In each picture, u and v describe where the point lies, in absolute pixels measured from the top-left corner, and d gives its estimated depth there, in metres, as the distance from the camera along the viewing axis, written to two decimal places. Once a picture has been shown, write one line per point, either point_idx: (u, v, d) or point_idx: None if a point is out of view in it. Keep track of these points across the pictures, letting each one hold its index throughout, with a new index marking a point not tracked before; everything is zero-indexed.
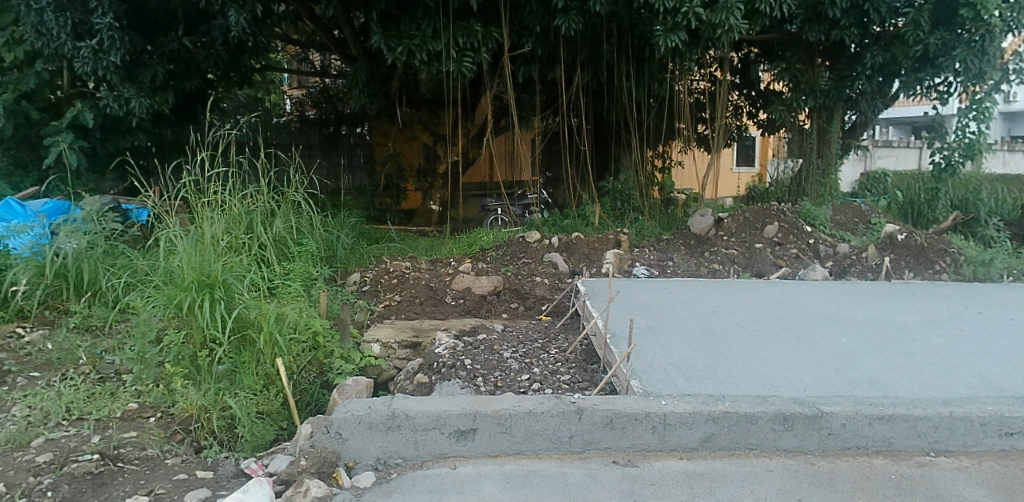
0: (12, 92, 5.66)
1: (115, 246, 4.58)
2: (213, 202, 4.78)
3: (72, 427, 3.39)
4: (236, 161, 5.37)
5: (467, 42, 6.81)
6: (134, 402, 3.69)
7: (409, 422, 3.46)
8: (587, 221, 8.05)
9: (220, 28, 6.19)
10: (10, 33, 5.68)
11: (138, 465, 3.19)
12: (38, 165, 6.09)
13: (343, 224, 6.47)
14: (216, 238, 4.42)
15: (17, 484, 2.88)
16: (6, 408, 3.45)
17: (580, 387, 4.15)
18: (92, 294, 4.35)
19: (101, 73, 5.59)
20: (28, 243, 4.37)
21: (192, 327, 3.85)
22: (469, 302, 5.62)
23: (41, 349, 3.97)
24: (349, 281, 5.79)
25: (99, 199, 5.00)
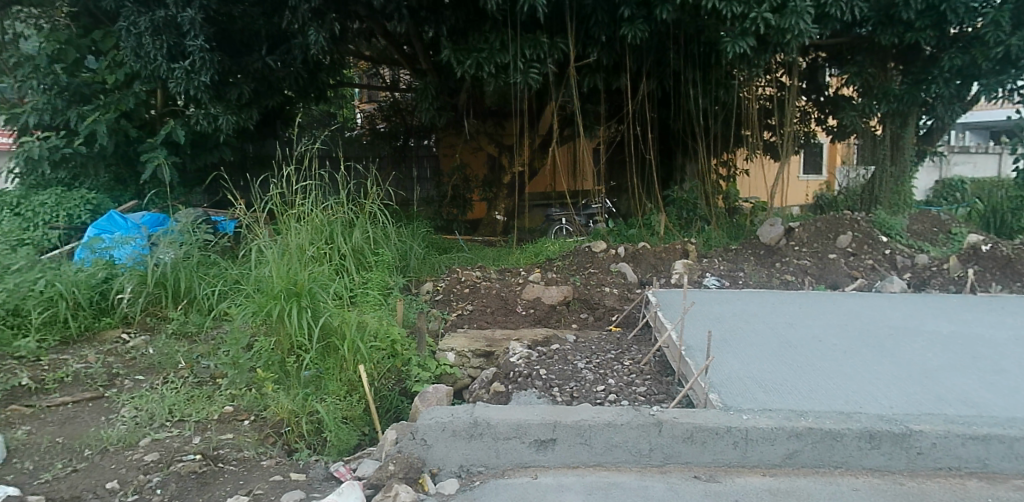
0: (114, 112, 6.05)
1: (208, 256, 4.82)
2: (297, 214, 4.99)
3: (175, 428, 3.53)
4: (317, 175, 5.58)
5: (534, 53, 6.85)
6: (230, 405, 3.84)
7: (491, 430, 3.50)
8: (653, 231, 7.97)
9: (300, 46, 6.45)
10: (112, 56, 6.10)
11: (237, 466, 3.32)
12: (136, 180, 6.50)
13: (414, 233, 6.61)
14: (302, 248, 4.63)
15: (129, 482, 3.02)
16: (114, 409, 3.59)
17: (657, 399, 4.12)
18: (188, 302, 4.58)
19: (193, 92, 5.91)
20: (132, 254, 4.65)
21: (281, 333, 4.03)
22: (539, 311, 5.63)
23: (144, 353, 4.16)
24: (423, 290, 5.89)
25: (192, 212, 5.27)
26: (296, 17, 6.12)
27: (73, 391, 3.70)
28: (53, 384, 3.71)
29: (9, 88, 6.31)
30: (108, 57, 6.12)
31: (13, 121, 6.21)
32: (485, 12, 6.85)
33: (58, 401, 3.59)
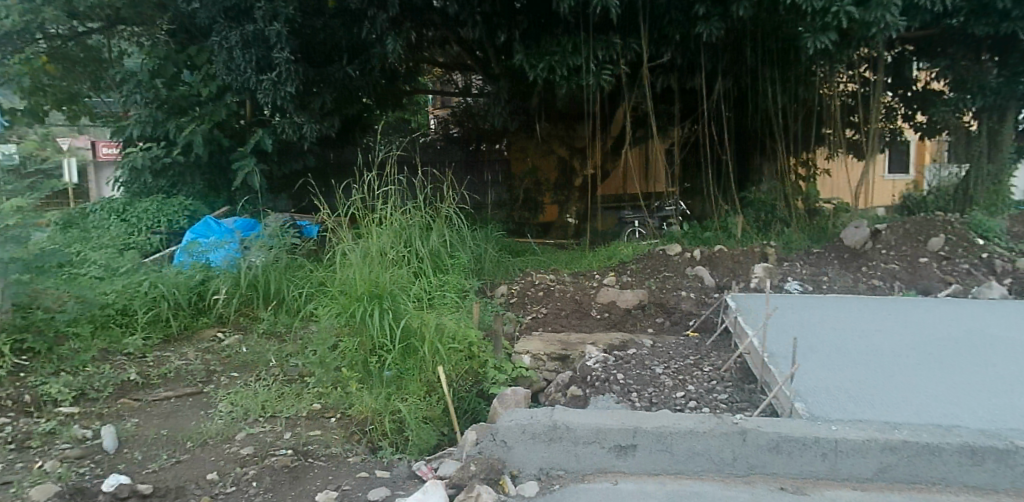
0: (208, 122, 6.39)
1: (295, 259, 5.05)
2: (377, 218, 5.14)
3: (267, 424, 3.68)
4: (395, 181, 5.73)
5: (606, 55, 6.79)
6: (317, 402, 3.98)
7: (570, 433, 3.48)
8: (730, 233, 7.75)
9: (378, 55, 6.64)
10: (206, 70, 6.45)
11: (325, 461, 3.43)
12: (227, 187, 6.85)
13: (488, 236, 6.69)
14: (383, 251, 4.78)
15: (228, 473, 3.16)
16: (212, 404, 3.77)
17: (740, 407, 3.99)
18: (277, 303, 4.79)
19: (279, 102, 6.18)
20: (227, 257, 4.92)
21: (364, 334, 4.18)
22: (615, 315, 5.57)
23: (237, 352, 4.36)
24: (497, 293, 5.92)
25: (279, 216, 5.52)
26: (374, 27, 6.30)
27: (176, 386, 3.88)
28: (157, 379, 3.90)
29: (116, 101, 6.78)
30: (203, 71, 6.48)
31: (119, 134, 6.76)
32: (558, 15, 6.85)
33: (162, 395, 3.76)
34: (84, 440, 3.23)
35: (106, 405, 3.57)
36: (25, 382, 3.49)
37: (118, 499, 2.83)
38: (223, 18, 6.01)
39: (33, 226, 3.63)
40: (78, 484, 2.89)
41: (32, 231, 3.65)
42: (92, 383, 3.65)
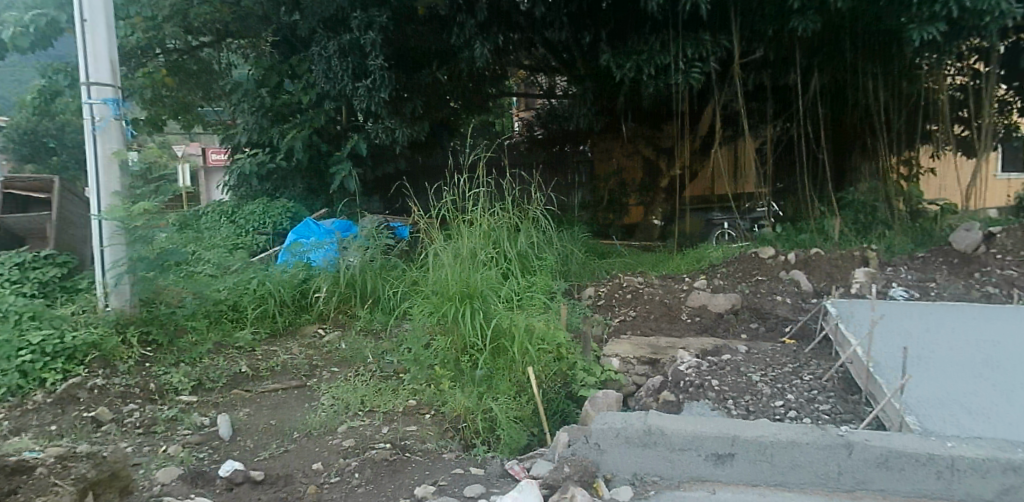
0: (307, 128, 6.71)
1: (389, 259, 5.21)
2: (468, 219, 5.23)
3: (366, 417, 3.81)
4: (485, 183, 5.81)
5: (695, 52, 6.61)
6: (412, 399, 4.08)
7: (665, 439, 3.39)
8: (826, 236, 7.40)
9: (467, 59, 6.79)
10: (306, 79, 6.79)
11: (422, 456, 3.50)
12: (325, 190, 7.15)
13: (574, 238, 6.69)
14: (473, 252, 4.85)
15: (331, 464, 3.29)
16: (315, 397, 3.95)
17: (844, 419, 3.78)
18: (373, 301, 4.96)
19: (373, 107, 6.41)
20: (328, 257, 5.15)
21: (455, 334, 4.28)
22: (706, 320, 5.43)
23: (337, 348, 4.54)
24: (585, 295, 5.90)
25: (374, 218, 5.72)
26: (462, 33, 6.45)
27: (282, 379, 4.08)
28: (265, 372, 4.11)
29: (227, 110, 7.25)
30: (303, 79, 6.81)
31: (229, 141, 7.26)
32: (645, 13, 6.75)
33: (270, 387, 3.96)
34: (202, 427, 3.43)
35: (221, 395, 3.77)
36: (150, 372, 3.73)
37: (233, 484, 3.00)
38: (322, 28, 6.42)
39: (156, 228, 3.92)
40: (198, 468, 3.08)
41: (155, 232, 3.93)
42: (208, 375, 3.87)
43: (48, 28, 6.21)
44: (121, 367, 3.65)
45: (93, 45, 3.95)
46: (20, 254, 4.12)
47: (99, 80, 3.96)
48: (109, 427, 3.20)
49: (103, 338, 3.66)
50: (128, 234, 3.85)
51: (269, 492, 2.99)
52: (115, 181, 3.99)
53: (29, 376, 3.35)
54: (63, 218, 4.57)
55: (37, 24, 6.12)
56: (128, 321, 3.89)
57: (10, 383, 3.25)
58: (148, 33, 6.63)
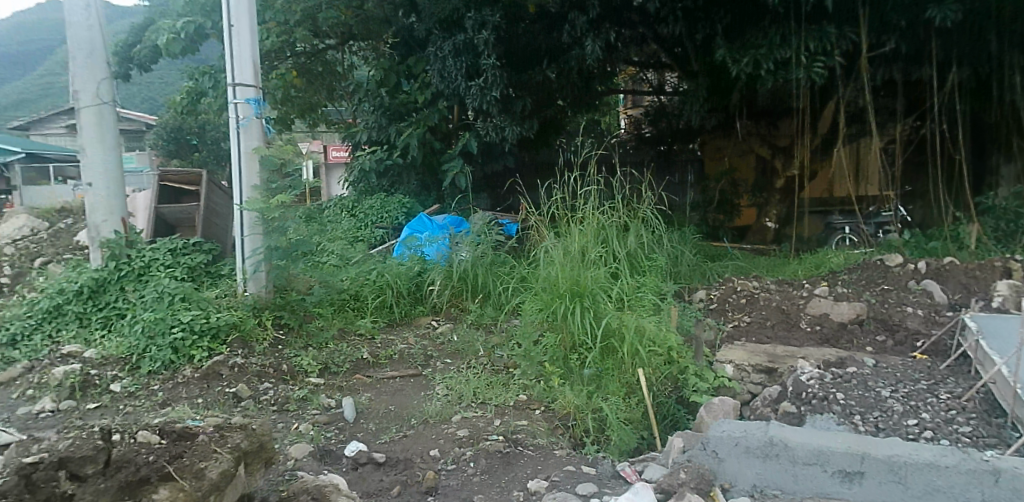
0: (422, 126, 6.94)
1: (499, 255, 5.30)
2: (578, 217, 5.21)
3: (479, 409, 3.88)
4: (595, 180, 5.77)
5: (820, 46, 6.26)
6: (522, 394, 4.09)
7: (789, 452, 3.21)
8: (961, 244, 6.78)
9: (577, 57, 6.76)
10: (422, 78, 7.05)
11: (534, 451, 3.50)
12: (437, 186, 7.37)
13: (685, 239, 6.54)
14: (582, 250, 4.82)
15: (448, 452, 3.37)
16: (430, 386, 4.07)
17: (988, 444, 3.43)
18: (484, 296, 5.06)
19: (485, 106, 6.53)
20: (440, 253, 5.33)
21: (564, 332, 4.28)
22: (827, 330, 5.12)
23: (450, 339, 4.64)
24: (696, 298, 5.75)
25: (484, 214, 5.84)
26: (574, 29, 6.49)
27: (399, 367, 4.22)
28: (384, 360, 4.26)
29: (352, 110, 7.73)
30: (419, 79, 7.08)
31: (351, 139, 7.64)
32: (765, 6, 6.49)
33: (388, 374, 4.11)
34: (329, 408, 3.62)
35: (344, 379, 3.95)
36: (282, 354, 3.97)
37: (358, 464, 3.16)
38: (438, 29, 6.62)
39: (290, 219, 4.18)
40: (326, 447, 3.27)
41: (289, 223, 4.20)
42: (334, 359, 4.08)
43: (196, 34, 6.73)
44: (257, 348, 3.90)
45: (238, 48, 4.26)
46: (173, 241, 4.54)
47: (243, 82, 4.27)
48: (247, 403, 3.44)
49: (242, 320, 3.96)
50: (266, 225, 4.14)
51: (390, 475, 3.10)
52: (255, 175, 4.29)
53: (180, 353, 3.69)
54: (208, 211, 4.95)
55: (186, 30, 6.66)
56: (264, 306, 4.19)
57: (164, 357, 3.63)
58: (281, 36, 6.97)
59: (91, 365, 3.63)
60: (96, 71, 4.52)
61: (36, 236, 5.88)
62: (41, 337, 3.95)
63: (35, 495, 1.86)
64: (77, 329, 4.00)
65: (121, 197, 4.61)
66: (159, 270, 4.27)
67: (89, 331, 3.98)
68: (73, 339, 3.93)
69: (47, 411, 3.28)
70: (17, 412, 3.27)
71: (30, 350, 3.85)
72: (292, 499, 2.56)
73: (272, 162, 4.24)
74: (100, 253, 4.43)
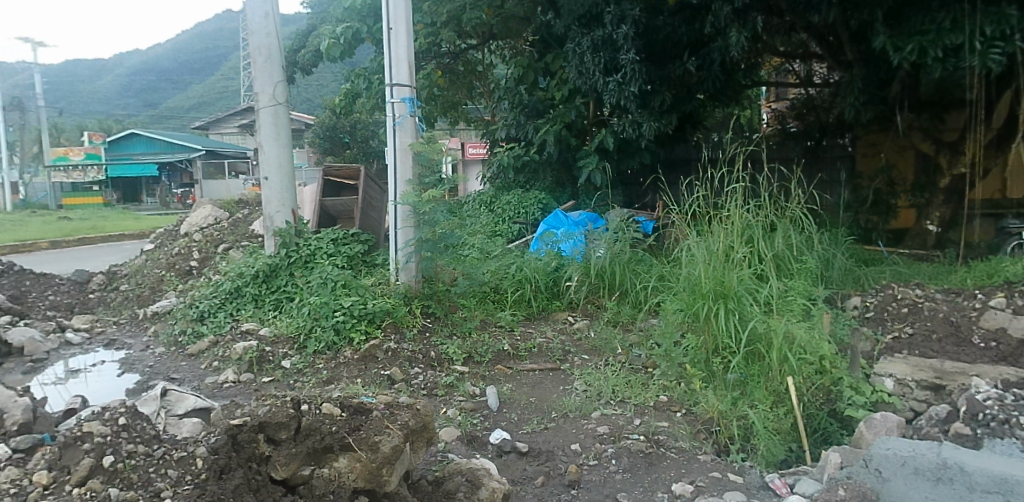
0: (560, 123, 7.01)
1: (636, 253, 5.27)
2: (720, 216, 5.01)
3: (618, 407, 3.82)
4: (741, 178, 5.55)
5: (998, 30, 5.64)
6: (663, 395, 4.01)
7: (966, 477, 2.89)
8: None
9: (720, 48, 6.51)
10: (560, 75, 7.11)
11: (676, 454, 3.39)
12: (572, 183, 7.46)
13: (838, 241, 6.17)
14: (727, 250, 4.55)
15: (590, 447, 3.35)
16: (570, 381, 4.08)
17: None
18: (621, 293, 5.04)
19: (622, 102, 6.47)
20: (576, 248, 5.43)
21: (707, 333, 4.04)
22: (1006, 347, 4.52)
23: (587, 335, 4.64)
24: (850, 305, 5.36)
25: (622, 211, 5.81)
26: (717, 20, 6.29)
27: (539, 361, 4.27)
28: (525, 352, 4.33)
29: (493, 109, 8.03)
30: (557, 76, 7.17)
31: (490, 136, 7.92)
32: None
33: (529, 367, 4.17)
34: (474, 396, 3.73)
35: (487, 369, 4.06)
36: (430, 341, 4.15)
37: (502, 451, 3.25)
38: (576, 25, 6.61)
39: (439, 213, 4.40)
40: (473, 432, 3.38)
41: (439, 217, 4.43)
42: (477, 349, 4.19)
43: (353, 39, 7.19)
44: (408, 334, 4.11)
45: (396, 50, 4.56)
46: (335, 231, 4.92)
47: (399, 82, 4.56)
48: (400, 385, 3.63)
49: (394, 308, 4.18)
50: (418, 217, 4.40)
51: (533, 465, 3.16)
52: (409, 170, 4.59)
53: (341, 334, 4.00)
54: (366, 204, 5.30)
55: (345, 35, 7.12)
56: (414, 295, 4.44)
57: (328, 339, 3.95)
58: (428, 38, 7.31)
59: (266, 342, 4.04)
60: (274, 72, 4.99)
61: (219, 225, 6.57)
62: (224, 315, 4.46)
63: (241, 453, 2.12)
64: (253, 309, 4.47)
65: (292, 190, 5.04)
66: (322, 258, 4.66)
67: (263, 311, 4.43)
68: (250, 317, 4.39)
69: (229, 382, 3.65)
70: (206, 381, 3.69)
71: (215, 325, 4.36)
72: (447, 480, 2.66)
73: (426, 157, 4.52)
74: (273, 241, 4.89)
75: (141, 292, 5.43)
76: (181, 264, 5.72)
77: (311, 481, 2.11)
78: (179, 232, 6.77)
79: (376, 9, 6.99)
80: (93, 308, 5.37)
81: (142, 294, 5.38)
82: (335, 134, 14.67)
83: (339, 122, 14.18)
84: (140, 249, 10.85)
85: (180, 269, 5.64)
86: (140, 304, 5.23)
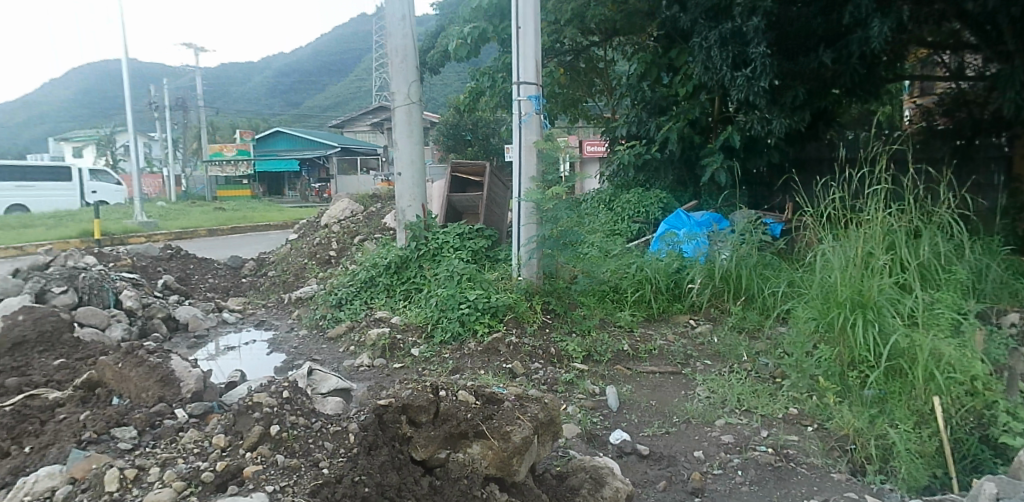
0: (683, 121, 6.90)
1: (764, 257, 5.07)
2: (856, 220, 4.70)
3: (743, 417, 3.64)
4: (883, 179, 5.17)
5: None
6: (792, 407, 3.72)
7: None
8: None
9: (859, 40, 6.03)
10: (684, 71, 6.93)
11: (807, 470, 3.17)
12: (694, 182, 7.35)
13: (991, 251, 5.57)
14: (868, 256, 4.22)
15: (714, 456, 3.23)
16: (692, 386, 3.95)
17: None
18: (747, 298, 4.84)
19: (751, 97, 6.19)
20: (700, 250, 5.25)
21: (843, 346, 3.74)
22: None
23: (710, 341, 4.48)
24: (1007, 322, 4.79)
25: (749, 212, 5.60)
26: (858, 10, 5.87)
27: (659, 363, 4.19)
28: (644, 354, 4.26)
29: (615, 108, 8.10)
30: (682, 71, 7.01)
31: (610, 133, 8.00)
32: None
33: (649, 369, 4.10)
34: (594, 395, 3.72)
35: (607, 369, 4.03)
36: (550, 337, 4.19)
37: (623, 452, 3.21)
38: (703, 19, 6.35)
39: (561, 210, 4.46)
40: (593, 431, 3.37)
41: (561, 214, 4.49)
42: (597, 347, 4.18)
43: (479, 38, 7.29)
44: (529, 328, 4.17)
45: (523, 49, 4.66)
46: (462, 226, 5.09)
47: (526, 80, 4.67)
48: (522, 379, 3.68)
49: (516, 303, 4.28)
50: (541, 214, 4.51)
51: (655, 469, 3.10)
52: (534, 167, 4.68)
53: (466, 326, 4.13)
54: (490, 201, 5.44)
55: (471, 36, 7.24)
56: (536, 291, 4.53)
57: (453, 329, 4.10)
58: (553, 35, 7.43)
59: (398, 330, 4.27)
60: (409, 73, 5.24)
61: (355, 217, 6.97)
62: (360, 302, 4.75)
63: (385, 432, 2.27)
64: (385, 298, 4.73)
65: (422, 186, 5.25)
66: (450, 251, 4.86)
67: (394, 300, 4.68)
68: (382, 306, 4.65)
69: (364, 365, 3.88)
70: (344, 364, 3.95)
71: (352, 312, 4.66)
72: (571, 476, 2.67)
73: (550, 155, 4.56)
74: (404, 234, 5.15)
75: (287, 278, 5.88)
76: (321, 254, 6.13)
77: (447, 464, 2.24)
78: (320, 223, 7.25)
79: (503, 8, 7.15)
80: (245, 291, 5.89)
81: (288, 280, 5.83)
82: (459, 132, 15.35)
83: (463, 120, 14.96)
84: (286, 238, 11.81)
85: (320, 258, 6.05)
86: (285, 289, 5.69)
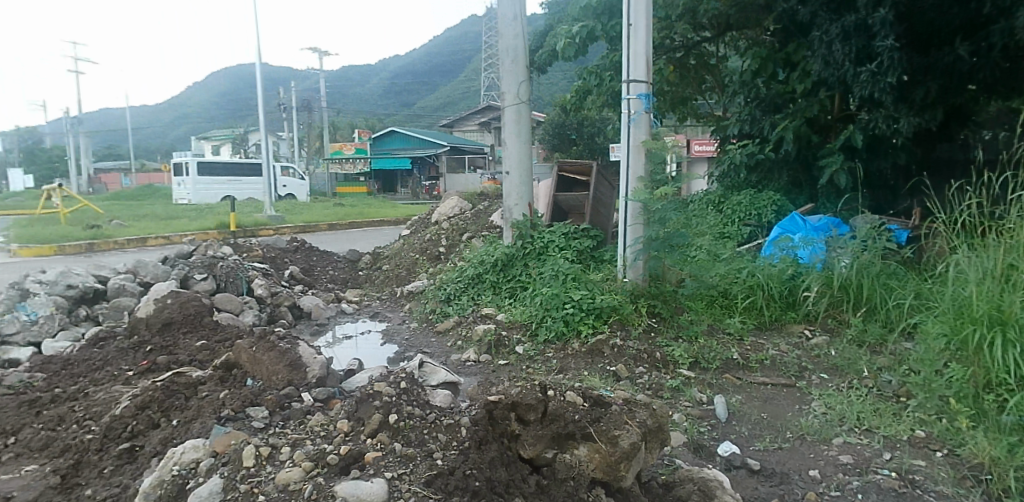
0: (800, 118, 6.52)
1: (889, 266, 4.72)
2: (996, 228, 4.28)
3: (863, 437, 3.34)
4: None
5: None
6: (919, 430, 3.34)
7: None
8: None
9: (1001, 32, 5.51)
10: (802, 67, 6.56)
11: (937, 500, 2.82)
12: (810, 184, 6.99)
13: None
14: (1010, 266, 3.77)
15: (830, 476, 3.01)
16: (807, 401, 3.72)
17: None
18: (869, 309, 4.51)
19: (876, 94, 5.76)
20: (817, 256, 4.98)
21: (979, 367, 3.38)
22: None
23: (828, 354, 4.21)
24: None
25: (873, 217, 5.21)
26: None
27: (771, 374, 3.99)
28: (756, 364, 4.07)
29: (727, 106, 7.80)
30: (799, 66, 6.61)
31: (721, 132, 7.74)
32: None
33: (760, 380, 3.91)
34: (701, 403, 3.60)
35: (715, 377, 3.90)
36: (655, 342, 4.11)
37: (732, 465, 3.08)
38: (823, 11, 5.98)
39: (669, 212, 4.33)
40: (700, 441, 3.27)
41: (671, 215, 4.37)
42: (704, 355, 4.05)
43: (588, 37, 7.26)
44: (634, 331, 4.11)
45: (634, 47, 4.60)
46: (568, 225, 5.11)
47: (636, 79, 4.60)
48: (626, 383, 3.64)
49: (621, 305, 4.22)
50: (648, 215, 4.40)
51: (766, 486, 2.94)
52: (641, 168, 4.62)
53: (570, 326, 4.13)
54: (596, 201, 5.42)
55: (580, 34, 7.22)
56: (641, 293, 4.48)
57: (557, 329, 4.12)
58: None
59: (503, 327, 4.35)
60: (518, 73, 5.30)
61: (463, 214, 7.17)
62: (468, 299, 4.88)
63: (495, 427, 2.34)
64: (491, 295, 4.82)
65: (528, 185, 5.30)
66: (554, 251, 4.87)
67: (500, 298, 4.76)
68: (489, 303, 4.74)
69: (471, 360, 3.97)
70: (452, 358, 4.07)
71: (459, 307, 4.81)
72: (678, 486, 2.60)
73: (658, 155, 4.45)
74: (511, 233, 5.24)
75: (399, 272, 6.12)
76: (431, 249, 6.33)
77: (554, 464, 2.24)
78: (430, 220, 7.50)
79: (612, 6, 7.09)
80: (361, 283, 6.21)
81: (399, 275, 6.06)
82: (564, 131, 15.46)
83: (568, 119, 15.05)
84: (398, 233, 12.32)
85: (430, 254, 6.25)
86: (398, 283, 5.93)
